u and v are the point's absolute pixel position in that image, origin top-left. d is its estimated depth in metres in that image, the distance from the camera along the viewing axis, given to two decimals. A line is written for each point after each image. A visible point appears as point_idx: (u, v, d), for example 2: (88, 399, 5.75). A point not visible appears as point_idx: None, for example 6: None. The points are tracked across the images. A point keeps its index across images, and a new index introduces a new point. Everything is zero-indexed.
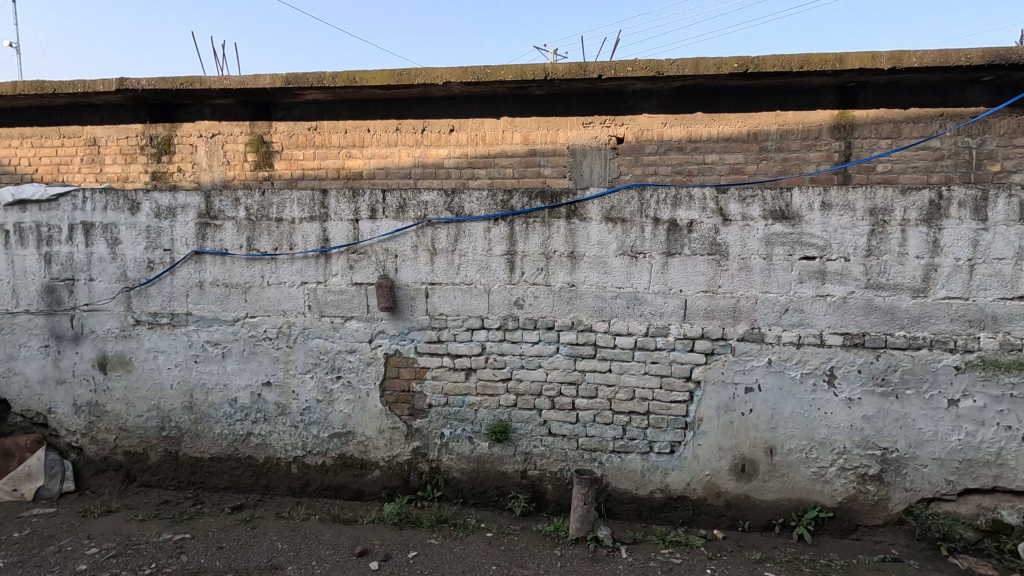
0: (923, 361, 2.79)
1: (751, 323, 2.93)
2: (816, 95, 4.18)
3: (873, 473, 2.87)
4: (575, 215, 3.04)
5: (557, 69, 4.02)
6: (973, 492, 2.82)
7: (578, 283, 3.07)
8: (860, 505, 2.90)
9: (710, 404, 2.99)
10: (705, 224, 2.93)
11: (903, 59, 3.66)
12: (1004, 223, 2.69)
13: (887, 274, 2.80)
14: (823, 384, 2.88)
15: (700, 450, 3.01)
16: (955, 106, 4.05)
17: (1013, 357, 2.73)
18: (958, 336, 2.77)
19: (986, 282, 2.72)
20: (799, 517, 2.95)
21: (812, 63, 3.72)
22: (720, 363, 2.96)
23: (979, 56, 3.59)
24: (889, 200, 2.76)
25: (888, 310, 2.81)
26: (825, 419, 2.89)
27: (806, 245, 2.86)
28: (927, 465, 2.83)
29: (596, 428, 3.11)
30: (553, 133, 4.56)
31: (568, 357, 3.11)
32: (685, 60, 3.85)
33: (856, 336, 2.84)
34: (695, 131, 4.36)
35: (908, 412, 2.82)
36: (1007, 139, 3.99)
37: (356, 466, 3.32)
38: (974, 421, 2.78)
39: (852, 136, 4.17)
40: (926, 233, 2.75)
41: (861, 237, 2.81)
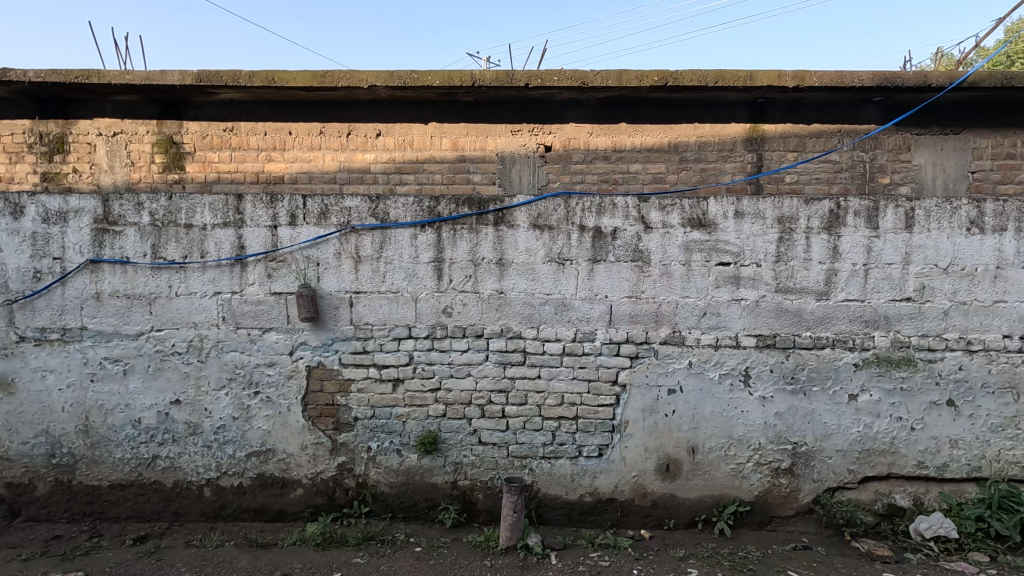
0: (826, 359, 2.99)
1: (672, 327, 3.04)
2: (731, 109, 4.41)
3: (785, 466, 3.04)
4: (502, 221, 3.04)
5: (485, 75, 4.02)
6: (872, 480, 3.05)
7: (507, 290, 3.07)
8: (775, 497, 3.06)
9: (635, 406, 3.07)
10: (628, 232, 3.02)
11: (805, 78, 3.93)
12: (893, 231, 2.93)
13: (793, 279, 2.98)
14: (739, 384, 3.03)
15: (627, 452, 3.08)
16: (851, 123, 4.36)
17: (903, 353, 2.98)
18: (857, 335, 2.99)
19: (878, 285, 2.96)
20: (719, 512, 3.07)
21: (725, 79, 3.93)
22: (645, 366, 3.05)
23: (869, 78, 3.91)
24: (795, 209, 2.96)
25: (795, 312, 3.00)
26: (742, 417, 3.04)
27: (720, 251, 3.00)
28: (833, 456, 3.03)
29: (527, 434, 3.11)
30: (482, 139, 4.56)
31: (498, 365, 3.10)
32: (609, 72, 3.96)
33: (768, 337, 3.01)
34: (620, 141, 4.49)
35: (815, 408, 3.01)
36: (895, 154, 4.35)
37: (276, 486, 3.15)
38: (871, 413, 3.00)
39: (763, 149, 4.42)
40: (827, 240, 2.96)
41: (771, 244, 2.98)
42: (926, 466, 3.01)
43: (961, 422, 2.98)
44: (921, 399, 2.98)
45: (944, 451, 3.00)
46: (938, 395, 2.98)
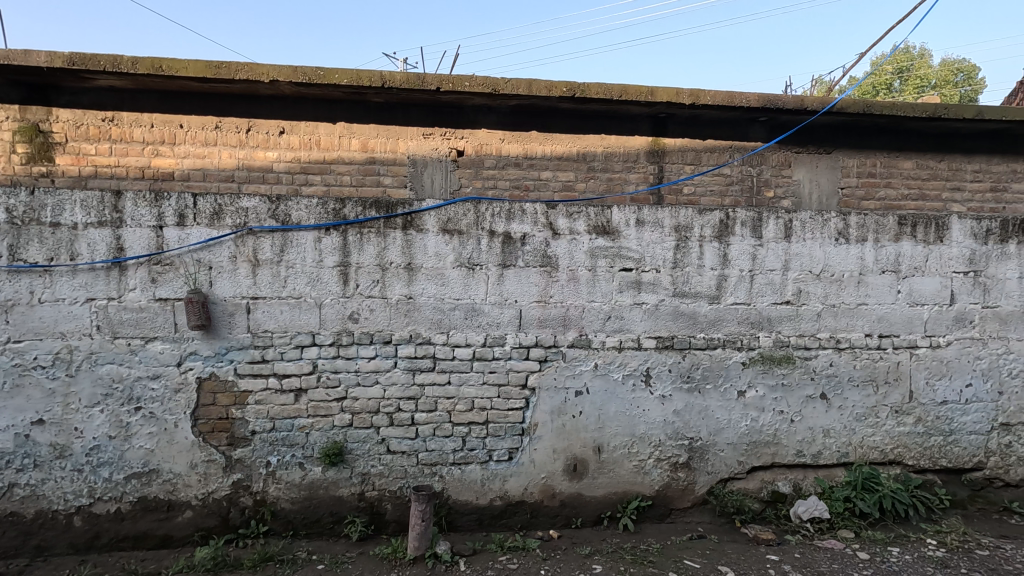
0: (718, 358, 3.21)
1: (579, 330, 3.13)
2: (635, 122, 4.63)
3: (682, 460, 3.23)
4: (411, 225, 2.99)
5: (395, 77, 3.94)
6: (758, 469, 3.30)
7: (416, 295, 3.02)
8: (673, 491, 3.23)
9: (544, 409, 3.12)
10: (537, 238, 3.08)
11: (700, 96, 4.21)
12: (774, 240, 3.21)
13: (689, 283, 3.18)
14: (641, 384, 3.17)
15: (536, 454, 3.13)
16: (741, 140, 4.70)
17: (783, 352, 3.26)
18: (744, 336, 3.23)
19: (762, 289, 3.23)
20: (623, 508, 3.20)
21: (629, 93, 4.12)
22: (553, 369, 3.12)
23: (756, 99, 4.26)
24: (689, 219, 3.16)
25: (690, 315, 3.19)
26: (643, 415, 3.18)
27: (623, 258, 3.13)
28: (724, 449, 3.25)
29: (436, 441, 3.08)
30: (392, 141, 4.47)
31: (407, 371, 3.04)
32: (520, 80, 4.02)
33: (666, 338, 3.18)
34: (531, 148, 4.57)
35: (708, 405, 3.22)
36: (778, 170, 4.76)
37: (161, 509, 2.89)
38: (757, 408, 3.25)
39: (664, 161, 4.68)
40: (718, 247, 3.18)
41: (669, 251, 3.16)
42: (804, 454, 3.30)
43: (831, 413, 3.30)
44: (799, 393, 3.28)
45: (818, 440, 3.30)
46: (813, 389, 3.29)
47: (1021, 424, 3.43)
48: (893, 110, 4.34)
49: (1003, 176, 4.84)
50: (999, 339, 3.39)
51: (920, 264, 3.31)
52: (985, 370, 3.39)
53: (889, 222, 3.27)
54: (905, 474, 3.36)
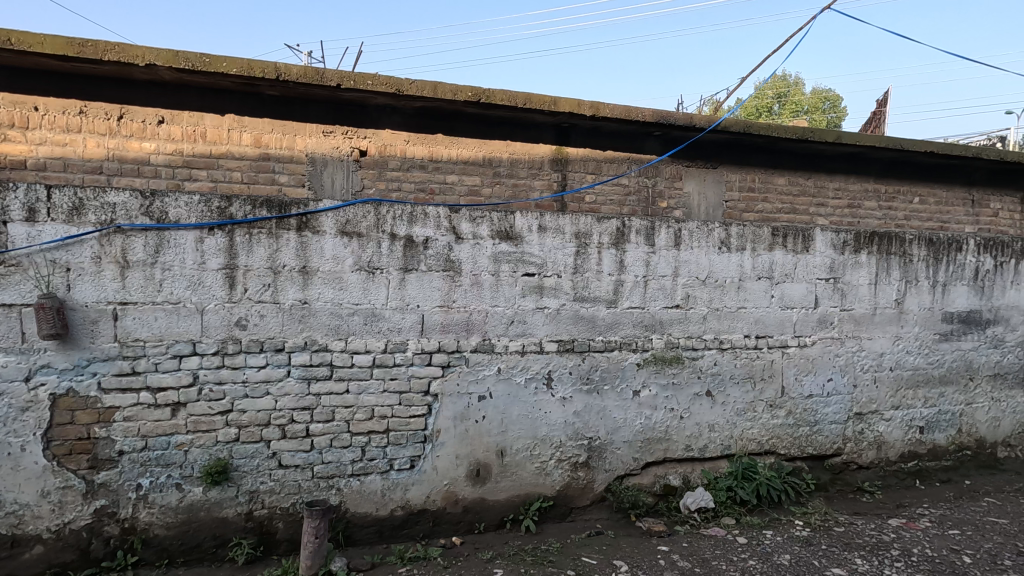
0: (615, 360, 3.35)
1: (482, 335, 3.13)
2: (539, 131, 4.74)
3: (582, 460, 3.33)
4: (306, 226, 2.84)
5: (291, 70, 3.74)
6: (651, 465, 3.47)
7: (311, 299, 2.87)
8: (573, 490, 3.32)
9: (447, 415, 3.09)
10: (440, 242, 3.05)
11: (600, 108, 4.39)
12: (665, 248, 3.41)
13: (588, 288, 3.29)
14: (543, 387, 3.24)
15: (439, 461, 3.09)
16: (638, 152, 4.96)
17: (674, 353, 3.46)
18: (639, 338, 3.39)
19: (655, 294, 3.41)
20: (526, 510, 3.24)
21: (533, 101, 4.21)
22: (456, 375, 3.09)
23: (651, 114, 4.51)
24: (589, 226, 3.27)
25: (589, 319, 3.31)
26: (545, 417, 3.24)
27: (526, 263, 3.18)
28: (621, 447, 3.39)
29: (333, 453, 2.94)
30: (289, 138, 4.24)
31: (301, 381, 2.88)
32: (424, 82, 3.97)
33: (567, 342, 3.27)
34: (437, 152, 4.53)
35: (606, 405, 3.35)
36: (671, 182, 5.07)
37: (3, 546, 2.52)
38: (651, 406, 3.43)
39: (567, 169, 4.82)
40: (615, 254, 3.33)
41: (569, 257, 3.25)
42: (692, 449, 3.52)
43: (716, 409, 3.55)
44: (687, 391, 3.49)
45: (704, 434, 3.54)
46: (700, 387, 3.52)
47: (871, 413, 3.88)
48: (769, 130, 4.77)
49: (858, 195, 5.47)
50: (854, 339, 3.83)
51: (790, 272, 3.67)
52: (842, 366, 3.81)
53: (764, 233, 3.60)
54: (778, 462, 3.69)
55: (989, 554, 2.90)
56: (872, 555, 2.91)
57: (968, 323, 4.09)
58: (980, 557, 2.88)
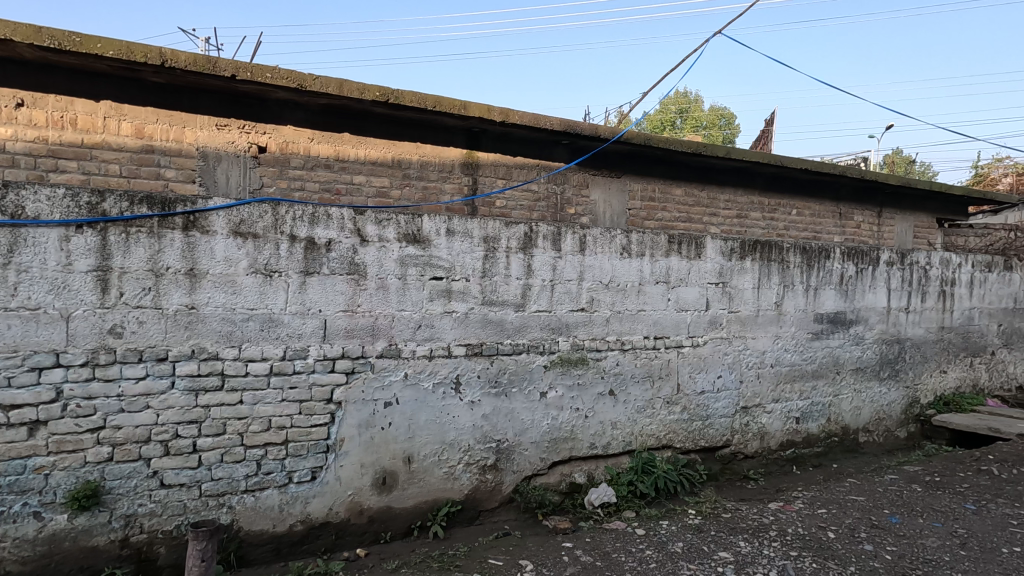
0: (523, 363, 3.41)
1: (388, 339, 3.07)
2: (449, 134, 4.73)
3: (490, 462, 3.35)
4: (194, 226, 2.64)
5: (179, 57, 3.47)
6: (558, 464, 3.57)
7: (200, 304, 2.67)
8: (482, 493, 3.34)
9: (351, 423, 2.99)
10: (343, 244, 2.95)
11: (510, 115, 4.46)
12: (571, 253, 3.52)
13: (496, 292, 3.33)
14: (451, 391, 3.22)
15: (342, 471, 2.98)
16: (546, 159, 5.09)
17: (579, 354, 3.58)
18: (546, 341, 3.48)
19: (561, 298, 3.51)
20: (434, 516, 3.21)
21: (443, 104, 4.20)
22: (360, 381, 3.00)
23: (558, 124, 4.65)
24: (497, 231, 3.31)
25: (498, 322, 3.34)
26: (453, 422, 3.23)
27: (434, 267, 3.16)
28: (528, 448, 3.45)
29: (224, 468, 2.75)
30: (177, 129, 3.95)
31: (187, 392, 2.67)
32: (328, 78, 3.83)
33: (475, 345, 3.28)
34: (343, 151, 4.39)
35: (514, 407, 3.40)
36: (579, 189, 5.25)
37: None
38: (557, 407, 3.52)
39: (477, 173, 4.85)
40: (523, 258, 3.39)
41: (478, 261, 3.27)
42: (596, 446, 3.66)
43: (618, 407, 3.72)
44: (591, 391, 3.63)
45: (607, 432, 3.69)
46: (603, 387, 3.67)
47: (755, 406, 4.23)
48: (667, 144, 5.07)
49: (745, 206, 5.96)
50: (740, 338, 4.16)
51: (684, 276, 3.92)
52: (731, 364, 4.12)
53: (661, 240, 3.82)
54: (675, 456, 3.92)
55: (849, 529, 3.24)
56: (753, 537, 3.16)
57: (835, 323, 4.58)
58: (842, 531, 3.21)
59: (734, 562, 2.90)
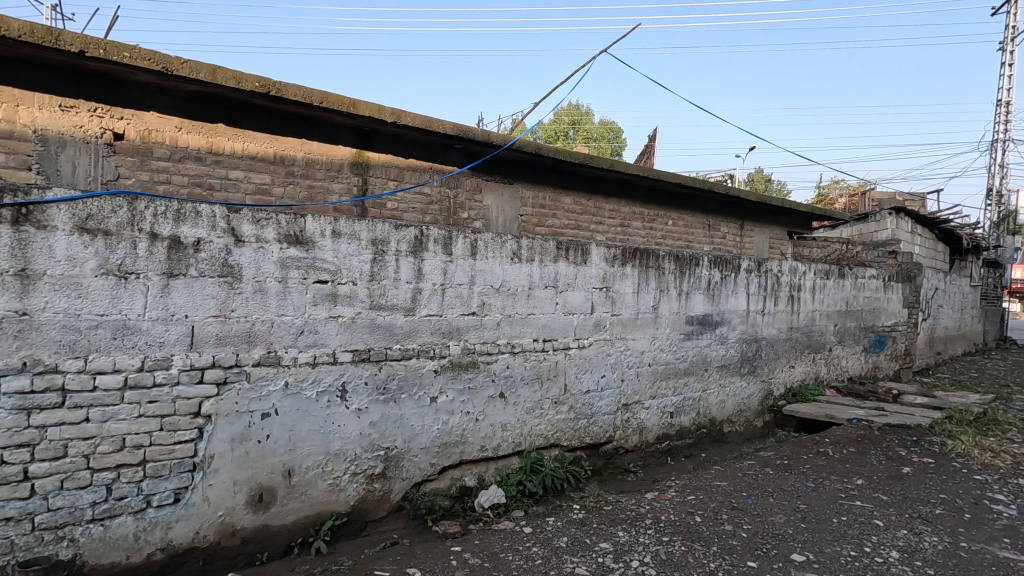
0: (412, 368, 3.36)
1: (266, 347, 2.88)
2: (337, 132, 4.56)
3: (378, 471, 3.26)
4: (28, 220, 2.31)
5: (10, 25, 3.02)
6: (448, 468, 3.57)
7: (35, 310, 2.33)
8: (369, 503, 3.24)
9: (222, 438, 2.76)
10: (215, 244, 2.72)
11: (402, 116, 4.40)
12: (462, 258, 3.54)
13: (385, 296, 3.25)
14: (336, 399, 3.09)
15: (212, 491, 2.74)
16: (439, 163, 5.08)
17: (470, 358, 3.61)
18: (436, 345, 3.46)
19: (452, 302, 3.52)
20: (316, 531, 3.05)
21: (330, 101, 4.04)
22: (233, 393, 2.78)
23: (451, 128, 4.66)
24: (386, 234, 3.24)
25: (387, 327, 3.26)
26: (338, 431, 3.10)
27: (318, 269, 3.02)
28: (418, 454, 3.41)
29: (65, 496, 2.42)
30: (9, 108, 3.46)
31: (17, 412, 2.31)
32: (199, 64, 3.53)
33: (362, 351, 3.18)
34: (217, 144, 4.12)
35: (404, 413, 3.34)
36: (472, 194, 5.29)
37: None
38: (448, 411, 3.52)
39: (368, 174, 4.72)
40: (413, 262, 3.35)
41: (365, 264, 3.18)
42: (486, 449, 3.71)
43: (508, 409, 3.79)
44: (482, 394, 3.66)
45: (497, 434, 3.75)
46: (493, 389, 3.72)
47: (635, 403, 4.52)
48: (557, 154, 5.28)
49: (627, 216, 6.36)
50: (622, 340, 4.42)
51: (571, 281, 4.10)
52: (613, 364, 4.37)
53: (550, 246, 3.96)
54: (561, 454, 4.08)
55: (713, 512, 3.57)
56: (631, 526, 3.36)
57: (704, 324, 5.03)
58: (707, 515, 3.52)
59: (613, 551, 3.07)
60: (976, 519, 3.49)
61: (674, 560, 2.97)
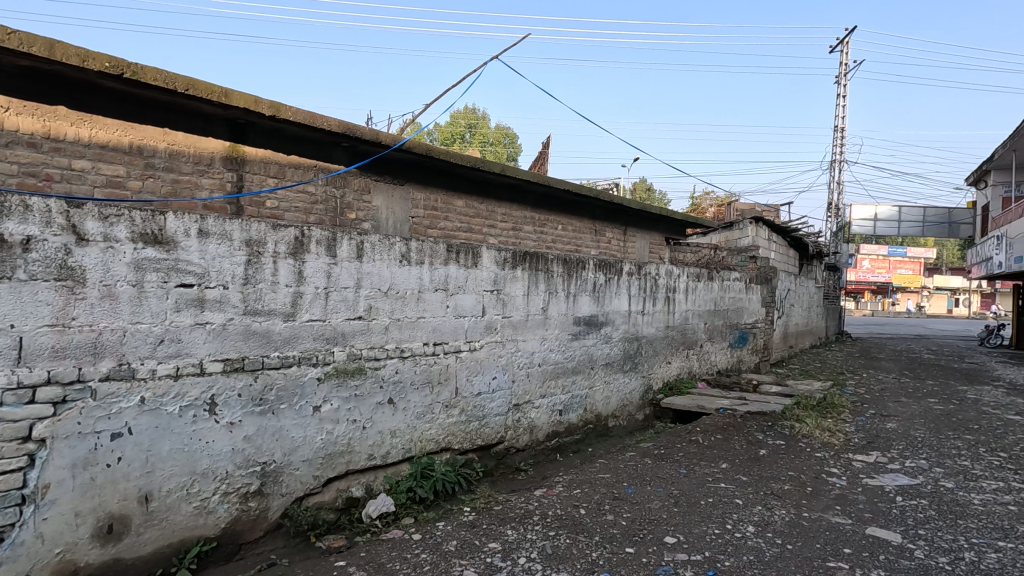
0: (293, 377, 3.17)
1: (117, 359, 2.57)
2: (207, 122, 4.22)
3: (253, 489, 3.04)
4: None
5: None
6: (333, 480, 3.42)
7: None
8: (242, 524, 3.01)
9: (60, 464, 2.42)
10: (50, 243, 2.38)
11: (281, 110, 4.15)
12: (347, 260, 3.40)
13: (261, 301, 3.04)
14: (204, 413, 2.84)
15: (47, 525, 2.39)
16: (324, 161, 4.88)
17: (356, 364, 3.48)
18: (319, 352, 3.29)
19: (336, 306, 3.37)
20: (180, 560, 2.78)
21: (197, 89, 3.72)
22: (75, 412, 2.45)
23: (336, 125, 4.49)
24: (262, 234, 3.03)
25: (263, 334, 3.05)
26: (206, 448, 2.85)
27: (181, 272, 2.75)
28: (299, 467, 3.22)
29: None
30: None
31: None
32: (32, 36, 3.08)
33: (235, 360, 2.94)
34: (57, 129, 3.67)
35: (283, 425, 3.14)
36: (360, 194, 5.12)
37: None
38: (332, 420, 3.36)
39: (243, 169, 4.43)
40: (293, 264, 3.16)
41: (238, 266, 2.95)
42: (374, 457, 3.60)
43: (397, 415, 3.71)
44: (369, 401, 3.55)
45: (386, 441, 3.66)
46: (382, 396, 3.62)
47: (526, 403, 4.63)
48: (448, 156, 5.26)
49: (519, 220, 6.51)
50: (513, 341, 4.51)
51: (461, 284, 4.10)
52: (504, 365, 4.44)
53: (440, 249, 3.94)
54: (453, 457, 4.07)
55: (596, 503, 3.75)
56: (519, 524, 3.43)
57: (590, 325, 5.27)
58: (591, 507, 3.69)
59: (501, 550, 3.11)
60: (815, 491, 3.99)
61: (559, 553, 3.08)
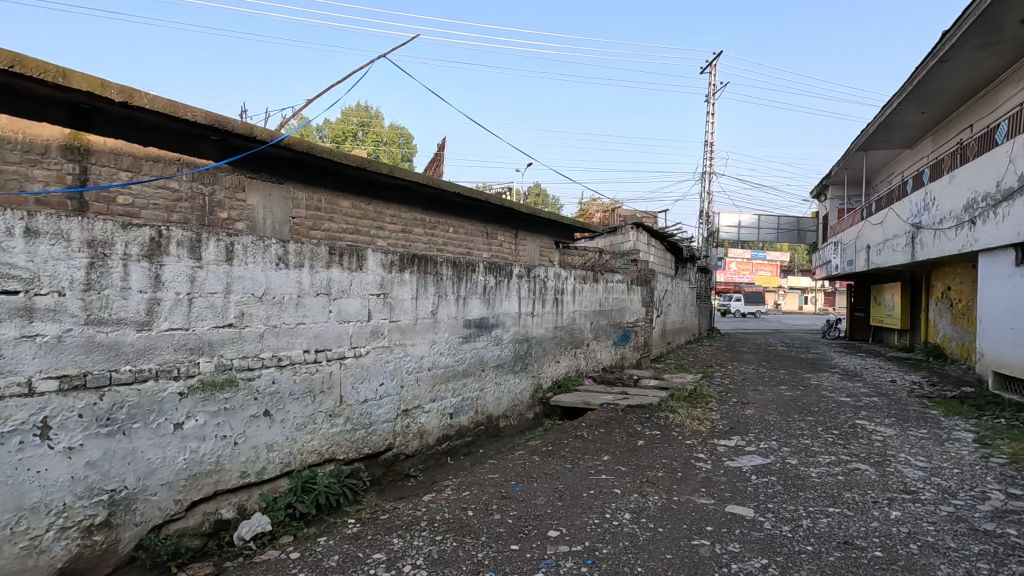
0: (148, 393, 2.86)
1: None
2: (42, 106, 3.68)
3: (99, 521, 2.70)
4: None
5: None
6: (198, 503, 3.13)
7: None
8: (85, 562, 2.66)
9: None
10: None
11: (134, 96, 3.71)
12: (214, 262, 3.14)
13: (108, 309, 2.72)
14: (33, 440, 2.47)
15: None
16: (189, 154, 4.51)
17: (226, 375, 3.21)
18: (181, 364, 3.00)
19: (202, 313, 3.10)
20: None
21: (26, 65, 3.16)
22: None
23: (202, 115, 4.12)
24: (108, 234, 2.71)
25: (111, 346, 2.72)
26: (37, 479, 2.49)
27: (2, 277, 2.40)
28: (157, 492, 2.92)
29: None
30: None
31: None
32: None
33: (74, 377, 2.59)
34: None
35: (136, 446, 2.82)
36: (232, 192, 4.76)
37: None
38: (197, 438, 3.08)
39: (87, 161, 3.92)
40: (147, 267, 2.86)
41: (78, 270, 2.61)
42: (248, 474, 3.35)
43: (274, 427, 3.49)
44: (242, 415, 3.30)
45: (261, 456, 3.43)
46: (256, 408, 3.39)
47: (415, 408, 4.56)
48: (332, 155, 5.05)
49: (408, 222, 6.41)
50: (400, 346, 4.42)
51: (345, 288, 3.95)
52: (392, 370, 4.34)
53: (321, 251, 3.77)
54: (337, 468, 3.91)
55: (484, 504, 3.79)
56: (406, 532, 3.37)
57: (480, 327, 5.32)
58: (479, 508, 3.73)
59: (386, 560, 3.04)
60: (685, 476, 4.35)
61: (445, 557, 3.07)
